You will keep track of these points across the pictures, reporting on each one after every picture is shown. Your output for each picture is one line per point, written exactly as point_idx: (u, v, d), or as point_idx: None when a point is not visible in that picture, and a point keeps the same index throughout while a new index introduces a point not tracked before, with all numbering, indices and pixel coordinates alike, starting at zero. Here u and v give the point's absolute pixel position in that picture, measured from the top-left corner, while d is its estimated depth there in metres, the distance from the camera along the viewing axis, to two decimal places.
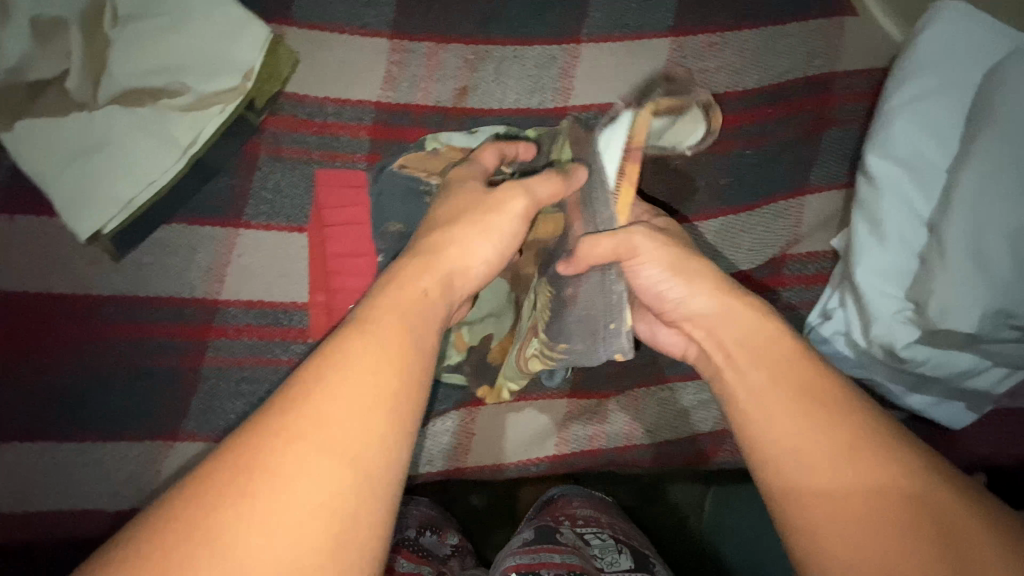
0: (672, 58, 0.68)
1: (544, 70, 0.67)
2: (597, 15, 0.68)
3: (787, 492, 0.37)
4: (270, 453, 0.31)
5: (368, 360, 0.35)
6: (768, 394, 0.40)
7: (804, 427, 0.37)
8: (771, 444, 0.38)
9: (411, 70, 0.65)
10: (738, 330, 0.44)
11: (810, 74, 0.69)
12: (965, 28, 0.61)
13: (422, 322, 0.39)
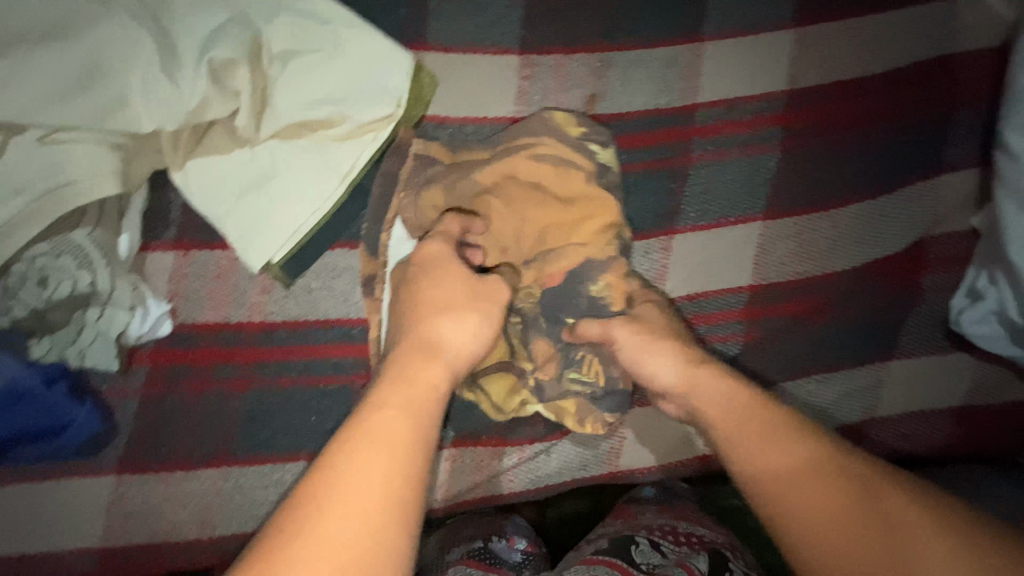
0: (795, 49, 0.68)
1: (669, 72, 0.68)
2: (716, 14, 0.69)
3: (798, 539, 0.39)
4: (300, 540, 0.33)
5: (363, 467, 0.36)
6: (757, 436, 0.44)
7: (798, 470, 0.41)
8: (768, 480, 0.42)
9: (543, 84, 0.67)
10: (704, 395, 0.49)
11: (932, 56, 0.69)
12: None
13: (418, 414, 0.40)
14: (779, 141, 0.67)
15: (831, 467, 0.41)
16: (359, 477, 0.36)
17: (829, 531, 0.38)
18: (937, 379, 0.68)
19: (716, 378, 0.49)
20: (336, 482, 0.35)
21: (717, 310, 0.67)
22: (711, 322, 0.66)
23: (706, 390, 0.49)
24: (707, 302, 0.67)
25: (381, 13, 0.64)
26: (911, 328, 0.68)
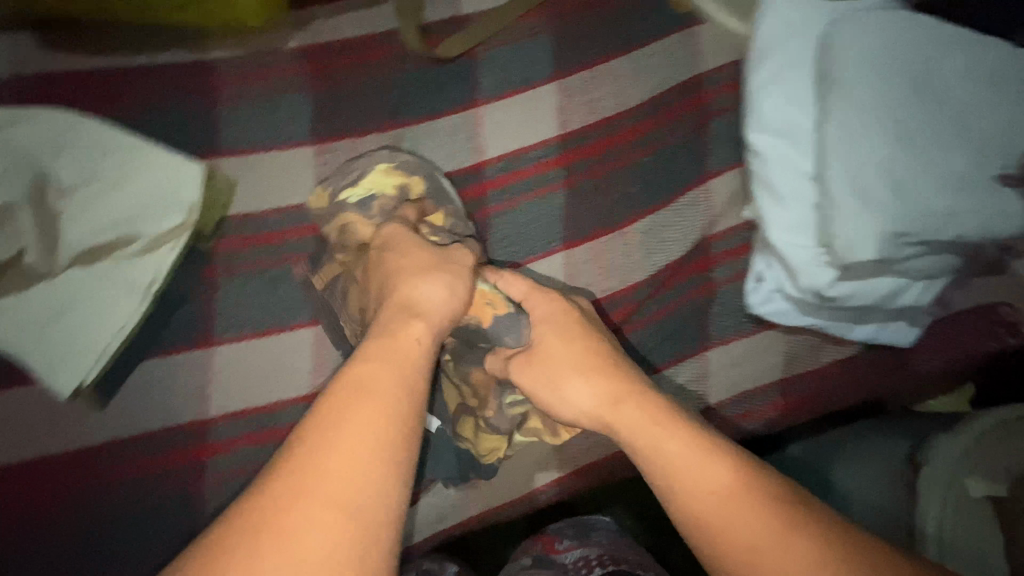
0: (561, 99, 0.77)
1: (454, 137, 0.75)
2: (487, 80, 0.77)
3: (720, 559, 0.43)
4: (282, 491, 0.37)
5: (363, 410, 0.41)
6: (691, 467, 0.46)
7: (723, 501, 0.44)
8: (699, 509, 0.44)
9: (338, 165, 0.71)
10: (625, 429, 0.51)
11: (682, 80, 0.78)
12: (789, 16, 0.70)
13: (405, 360, 0.46)
14: (562, 178, 0.74)
15: (769, 490, 0.44)
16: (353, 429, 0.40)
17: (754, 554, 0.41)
18: (753, 360, 0.74)
19: (649, 412, 0.51)
20: (330, 439, 0.39)
21: None
22: None
23: (643, 418, 0.51)
24: None
25: (172, 135, 0.70)
26: (717, 319, 0.74)
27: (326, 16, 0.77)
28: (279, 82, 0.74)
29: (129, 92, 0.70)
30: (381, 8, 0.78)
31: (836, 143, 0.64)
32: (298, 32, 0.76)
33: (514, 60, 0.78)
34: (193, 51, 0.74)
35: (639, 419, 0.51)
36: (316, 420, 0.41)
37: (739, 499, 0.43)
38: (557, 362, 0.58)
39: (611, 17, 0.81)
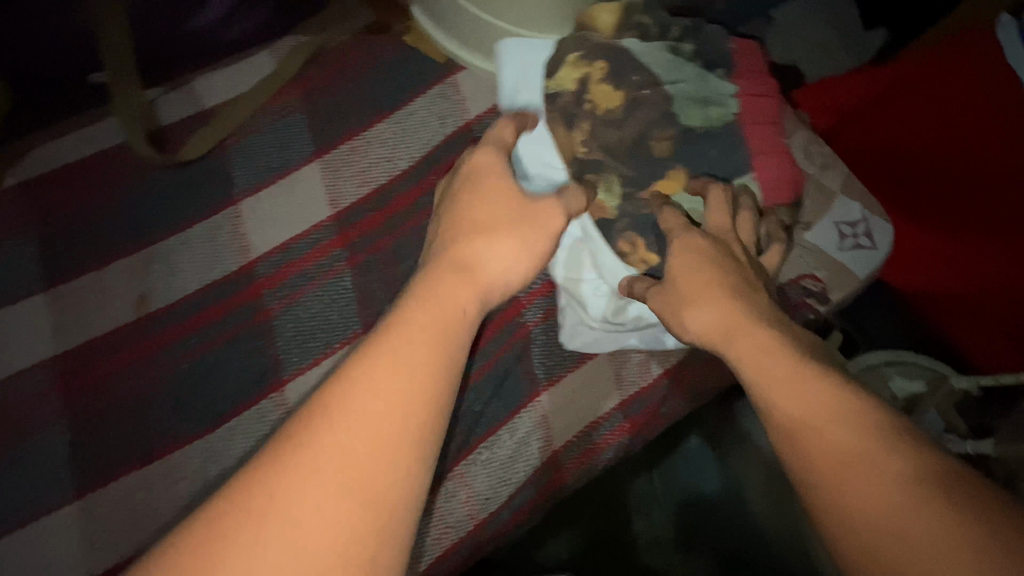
0: (327, 176, 0.73)
1: (215, 243, 0.68)
2: (241, 173, 0.71)
3: (809, 480, 0.34)
4: (264, 487, 0.32)
5: (405, 364, 0.37)
6: (794, 376, 0.38)
7: (816, 412, 0.35)
8: (799, 433, 0.35)
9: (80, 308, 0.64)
10: (745, 352, 0.42)
11: (450, 131, 0.76)
12: (521, 60, 0.69)
13: (445, 298, 0.43)
14: (345, 261, 0.69)
15: (844, 394, 0.35)
16: (378, 388, 0.35)
17: (842, 475, 0.32)
18: (588, 389, 0.73)
19: (766, 337, 0.42)
20: (374, 360, 0.37)
21: None
22: None
23: (719, 309, 0.45)
24: None
25: None
26: (539, 363, 0.73)
27: (43, 142, 0.70)
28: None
29: None
30: (109, 122, 0.71)
31: None
32: (13, 168, 0.68)
33: (271, 142, 0.74)
34: None
35: (769, 360, 0.40)
36: (349, 379, 0.36)
37: (840, 414, 0.34)
38: (685, 282, 0.49)
39: (367, 80, 0.78)
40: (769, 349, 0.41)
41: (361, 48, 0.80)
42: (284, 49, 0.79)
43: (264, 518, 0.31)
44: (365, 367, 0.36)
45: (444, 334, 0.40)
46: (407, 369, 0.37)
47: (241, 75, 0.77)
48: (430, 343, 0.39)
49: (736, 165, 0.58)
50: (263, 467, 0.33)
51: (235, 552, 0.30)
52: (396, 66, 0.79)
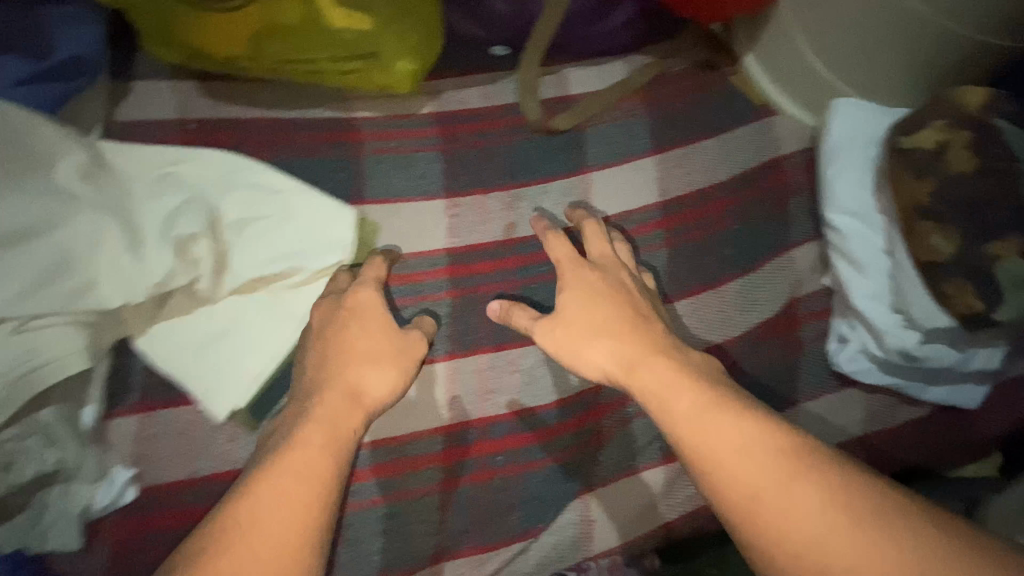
0: (662, 170, 0.86)
1: (568, 199, 0.83)
2: (596, 149, 0.86)
3: (714, 488, 0.50)
4: (234, 521, 0.46)
5: (297, 480, 0.49)
6: (693, 414, 0.54)
7: (728, 438, 0.51)
8: (703, 468, 0.51)
9: (457, 221, 0.79)
10: (655, 395, 0.58)
11: (765, 159, 0.89)
12: (852, 122, 0.82)
13: (341, 430, 0.56)
14: (665, 241, 0.82)
15: (754, 431, 0.51)
16: (285, 491, 0.48)
17: (755, 503, 0.48)
18: (837, 412, 0.80)
19: (665, 374, 0.59)
20: (298, 462, 0.51)
21: (601, 404, 0.74)
22: (598, 422, 0.73)
23: (668, 369, 0.59)
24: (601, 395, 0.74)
25: (323, 179, 0.78)
26: (807, 373, 0.80)
27: (455, 87, 0.87)
28: (414, 141, 0.82)
29: (283, 142, 0.78)
30: (506, 84, 0.88)
31: (899, 240, 0.75)
32: (431, 99, 0.85)
33: (619, 131, 0.88)
34: (339, 107, 0.82)
35: (719, 431, 0.52)
36: (270, 472, 0.50)
37: (742, 450, 0.50)
38: (577, 332, 0.66)
39: (700, 101, 0.92)
40: (721, 430, 0.52)
41: (697, 77, 0.94)
42: (637, 61, 0.94)
43: (239, 530, 0.46)
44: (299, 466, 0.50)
45: (335, 461, 0.52)
46: (310, 485, 0.50)
47: (603, 72, 0.92)
48: (322, 453, 0.53)
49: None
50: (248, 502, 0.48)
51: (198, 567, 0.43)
52: (724, 97, 0.93)
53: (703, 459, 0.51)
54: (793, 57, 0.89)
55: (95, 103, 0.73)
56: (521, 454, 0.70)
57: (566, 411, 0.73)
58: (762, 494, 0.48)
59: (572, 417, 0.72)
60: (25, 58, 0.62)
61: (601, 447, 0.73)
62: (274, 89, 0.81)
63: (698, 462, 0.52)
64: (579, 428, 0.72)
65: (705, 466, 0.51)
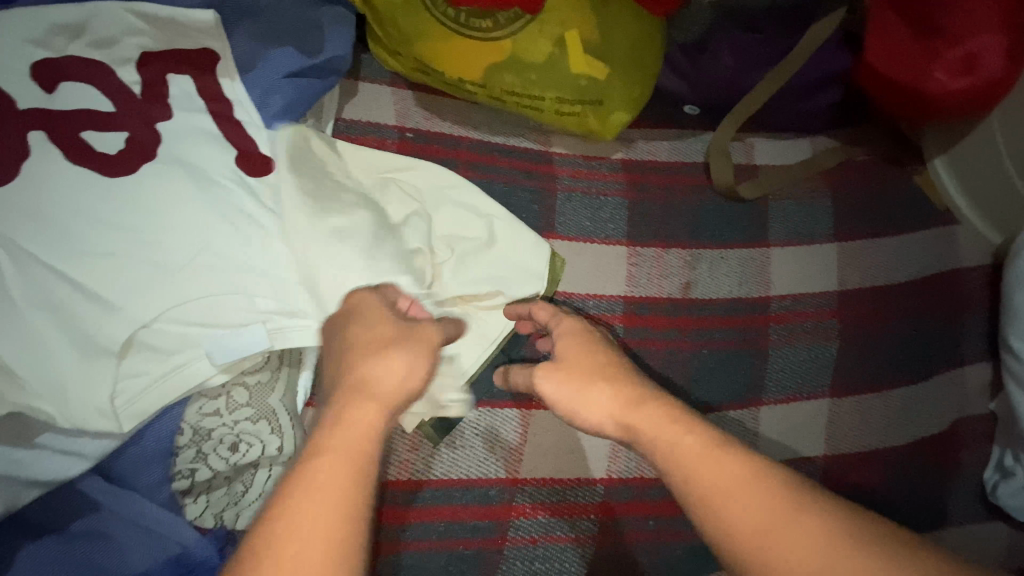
0: (840, 258, 0.85)
1: (745, 269, 0.83)
2: (777, 225, 0.86)
3: (722, 541, 0.42)
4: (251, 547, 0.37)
5: (326, 477, 0.39)
6: (698, 454, 0.45)
7: (736, 479, 0.43)
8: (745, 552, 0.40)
9: (580, 282, 0.78)
10: (678, 457, 0.46)
11: (943, 268, 0.87)
12: None
13: (359, 411, 0.44)
14: (835, 330, 0.81)
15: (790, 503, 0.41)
16: (314, 495, 0.38)
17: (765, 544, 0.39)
18: (979, 542, 0.78)
19: (669, 415, 0.49)
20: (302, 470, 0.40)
21: None
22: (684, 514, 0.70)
23: (654, 433, 0.49)
24: None
25: (518, 209, 0.80)
26: (955, 496, 0.79)
27: (645, 138, 0.89)
28: (602, 183, 0.84)
29: (485, 164, 0.81)
30: (694, 144, 0.89)
31: None
32: (624, 147, 0.87)
33: (796, 210, 0.87)
34: (538, 139, 0.84)
35: (732, 469, 0.43)
36: (306, 474, 0.39)
37: (750, 489, 0.42)
38: (377, 331, 0.52)
39: (882, 195, 0.91)
40: (730, 464, 0.44)
41: (881, 171, 0.94)
42: (823, 144, 0.94)
43: (291, 526, 0.36)
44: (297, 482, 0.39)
45: (348, 458, 0.41)
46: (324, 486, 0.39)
47: (787, 150, 0.92)
48: (358, 451, 0.41)
49: None
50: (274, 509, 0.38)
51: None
52: (907, 196, 0.92)
53: (703, 498, 0.43)
54: (992, 171, 0.87)
55: (331, 98, 0.75)
56: (678, 521, 0.69)
57: (648, 491, 0.69)
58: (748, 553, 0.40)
59: (655, 499, 0.69)
60: (300, 53, 0.65)
61: (684, 543, 0.69)
62: (480, 110, 0.84)
63: (698, 504, 0.43)
64: (669, 516, 0.69)
65: (709, 510, 0.43)
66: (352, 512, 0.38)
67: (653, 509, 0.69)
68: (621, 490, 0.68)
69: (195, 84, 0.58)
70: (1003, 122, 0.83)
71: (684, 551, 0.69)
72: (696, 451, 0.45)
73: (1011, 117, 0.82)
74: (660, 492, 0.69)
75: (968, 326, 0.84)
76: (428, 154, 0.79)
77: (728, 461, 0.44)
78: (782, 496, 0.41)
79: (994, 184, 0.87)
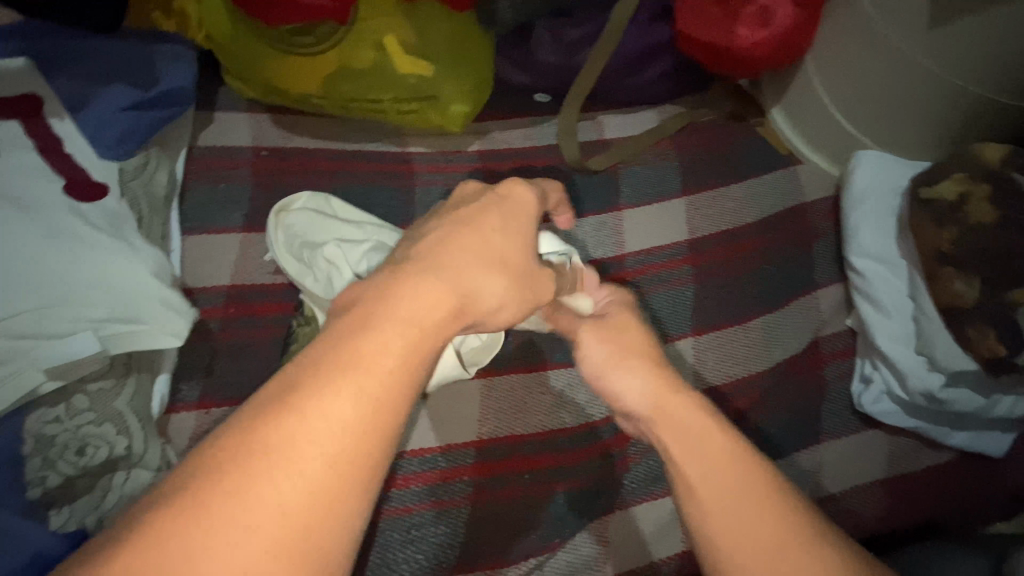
0: (689, 211, 0.91)
1: (600, 232, 0.89)
2: (627, 191, 0.93)
3: (693, 504, 0.46)
4: (273, 443, 0.35)
5: (327, 440, 0.35)
6: (699, 432, 0.48)
7: (725, 454, 0.47)
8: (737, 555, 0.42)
9: None
10: (671, 438, 0.49)
11: (788, 205, 0.93)
12: (877, 174, 0.87)
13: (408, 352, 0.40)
14: (691, 275, 0.86)
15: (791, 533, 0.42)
16: (303, 459, 0.34)
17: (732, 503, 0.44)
18: (858, 453, 0.82)
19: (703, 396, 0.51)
20: (338, 409, 0.36)
21: (556, 450, 0.74)
22: (558, 466, 0.73)
23: (693, 420, 0.49)
24: (558, 439, 0.75)
25: (378, 206, 0.84)
26: (828, 413, 0.82)
27: (498, 128, 0.95)
28: (459, 174, 0.89)
29: (342, 167, 0.85)
30: (545, 128, 0.96)
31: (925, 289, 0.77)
32: (478, 138, 0.93)
33: (646, 174, 0.94)
34: (394, 141, 0.89)
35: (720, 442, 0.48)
36: (304, 427, 0.35)
37: (731, 464, 0.46)
38: (463, 250, 0.47)
39: (726, 148, 0.98)
40: (728, 442, 0.48)
41: (724, 127, 1.01)
42: (668, 110, 1.01)
43: (273, 479, 0.34)
44: (348, 395, 0.36)
45: (401, 393, 0.38)
46: (366, 422, 0.36)
47: (634, 120, 0.99)
48: (377, 415, 0.37)
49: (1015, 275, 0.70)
50: (305, 423, 0.35)
51: (193, 515, 0.32)
52: (750, 146, 0.99)
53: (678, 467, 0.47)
54: (817, 110, 0.94)
55: (183, 129, 0.80)
56: (549, 473, 0.73)
57: (520, 448, 0.73)
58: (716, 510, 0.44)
59: (526, 454, 0.73)
60: (131, 87, 0.70)
61: (561, 492, 0.72)
62: (337, 123, 0.89)
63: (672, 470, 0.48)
64: (543, 468, 0.73)
65: (685, 477, 0.47)
66: (359, 484, 0.36)
67: (526, 463, 0.72)
68: (494, 449, 0.72)
69: (23, 128, 0.64)
70: (817, 64, 0.91)
71: (562, 501, 0.72)
72: (684, 428, 0.49)
73: (821, 58, 0.90)
74: (532, 447, 0.74)
75: (819, 254, 0.90)
76: (283, 166, 0.83)
77: (743, 473, 0.45)
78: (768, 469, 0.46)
79: (823, 122, 0.94)
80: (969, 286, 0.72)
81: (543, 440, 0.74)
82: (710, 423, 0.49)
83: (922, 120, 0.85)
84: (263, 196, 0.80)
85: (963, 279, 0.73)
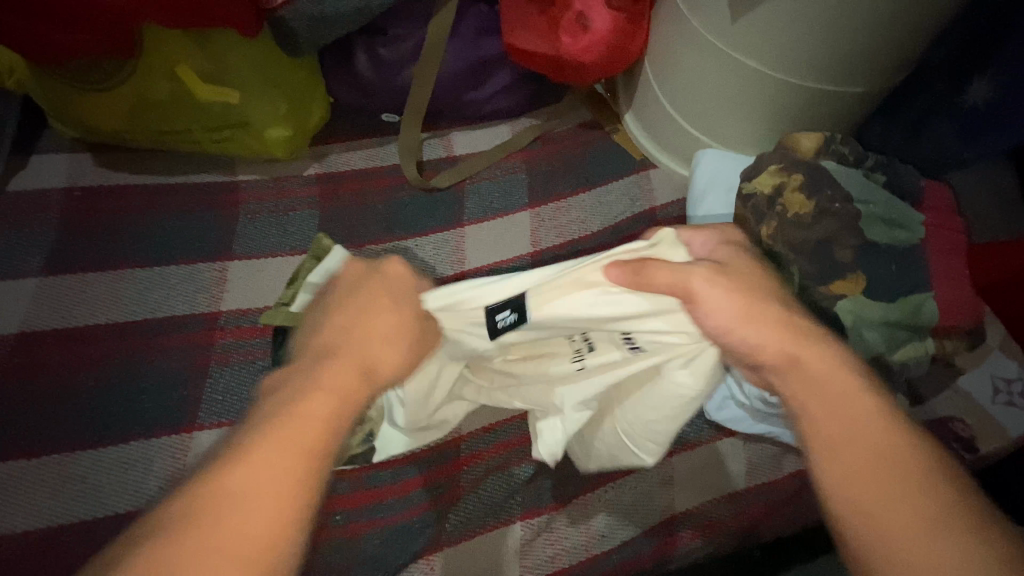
0: (534, 223, 0.89)
1: (440, 252, 0.86)
2: (472, 207, 0.90)
3: (841, 488, 0.42)
4: (210, 497, 0.35)
5: (282, 465, 0.37)
6: (835, 385, 0.46)
7: (867, 422, 0.44)
8: (872, 525, 0.40)
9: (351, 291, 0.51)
10: (833, 397, 0.45)
11: (637, 211, 0.91)
12: (716, 172, 0.84)
13: (336, 372, 0.43)
14: None
15: (945, 492, 0.40)
16: (204, 534, 0.34)
17: (880, 486, 0.41)
18: (715, 465, 0.77)
19: (826, 364, 0.47)
20: (255, 461, 0.37)
21: (371, 486, 0.71)
22: (373, 504, 0.70)
23: (826, 374, 0.46)
24: (374, 475, 0.72)
25: (196, 239, 0.80)
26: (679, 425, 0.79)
27: (339, 150, 0.91)
28: (292, 201, 0.85)
29: (159, 201, 0.82)
30: (388, 148, 0.93)
31: None
32: (316, 162, 0.89)
33: (492, 188, 0.92)
34: (223, 171, 0.86)
35: (850, 409, 0.44)
36: (224, 481, 0.35)
37: (880, 433, 0.43)
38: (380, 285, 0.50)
39: (578, 156, 0.96)
40: (855, 405, 0.45)
41: (578, 135, 0.98)
42: (520, 123, 0.99)
43: (179, 553, 0.33)
44: (280, 448, 0.37)
45: (328, 437, 0.40)
46: (301, 466, 0.37)
47: (483, 135, 0.97)
48: (294, 465, 0.37)
49: (830, 267, 0.68)
50: (216, 493, 0.35)
51: None
52: (603, 153, 0.96)
53: (830, 434, 0.44)
54: (659, 112, 0.92)
55: None
56: (362, 512, 0.70)
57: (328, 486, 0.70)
58: (868, 494, 0.41)
59: (333, 495, 0.70)
60: None
61: (373, 531, 0.69)
62: (162, 157, 0.85)
63: (824, 436, 0.44)
64: (354, 507, 0.70)
65: (831, 445, 0.44)
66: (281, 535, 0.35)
67: (332, 503, 0.70)
68: None
69: None
70: (651, 66, 0.89)
71: (374, 541, 0.69)
72: (830, 377, 0.46)
73: (652, 61, 0.89)
74: (343, 485, 0.71)
75: None
76: (91, 205, 0.80)
77: (903, 435, 0.43)
78: (905, 449, 0.42)
79: (665, 123, 0.92)
80: (785, 280, 0.69)
81: (355, 477, 0.71)
82: (848, 379, 0.46)
83: (754, 113, 0.83)
84: (68, 239, 0.77)
85: (782, 273, 0.70)
